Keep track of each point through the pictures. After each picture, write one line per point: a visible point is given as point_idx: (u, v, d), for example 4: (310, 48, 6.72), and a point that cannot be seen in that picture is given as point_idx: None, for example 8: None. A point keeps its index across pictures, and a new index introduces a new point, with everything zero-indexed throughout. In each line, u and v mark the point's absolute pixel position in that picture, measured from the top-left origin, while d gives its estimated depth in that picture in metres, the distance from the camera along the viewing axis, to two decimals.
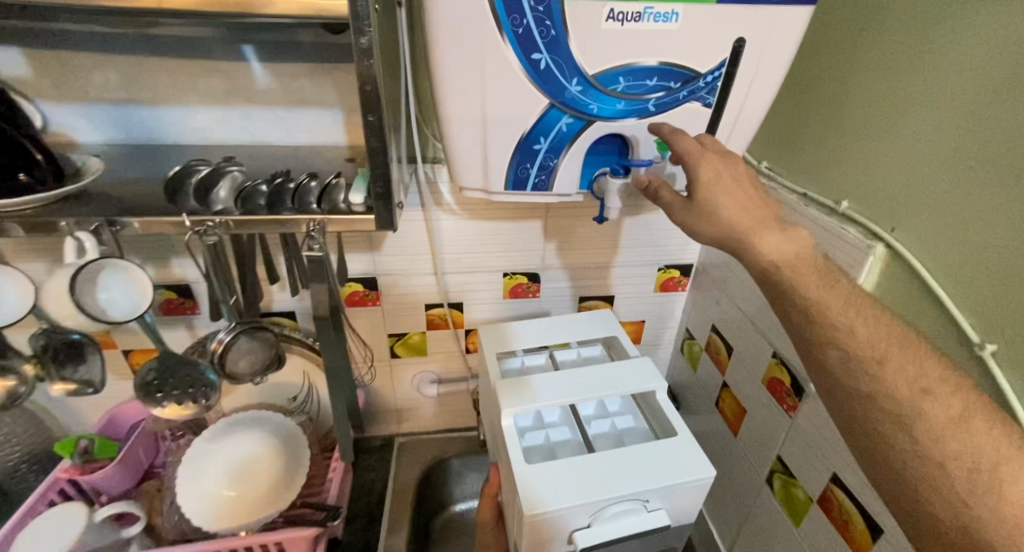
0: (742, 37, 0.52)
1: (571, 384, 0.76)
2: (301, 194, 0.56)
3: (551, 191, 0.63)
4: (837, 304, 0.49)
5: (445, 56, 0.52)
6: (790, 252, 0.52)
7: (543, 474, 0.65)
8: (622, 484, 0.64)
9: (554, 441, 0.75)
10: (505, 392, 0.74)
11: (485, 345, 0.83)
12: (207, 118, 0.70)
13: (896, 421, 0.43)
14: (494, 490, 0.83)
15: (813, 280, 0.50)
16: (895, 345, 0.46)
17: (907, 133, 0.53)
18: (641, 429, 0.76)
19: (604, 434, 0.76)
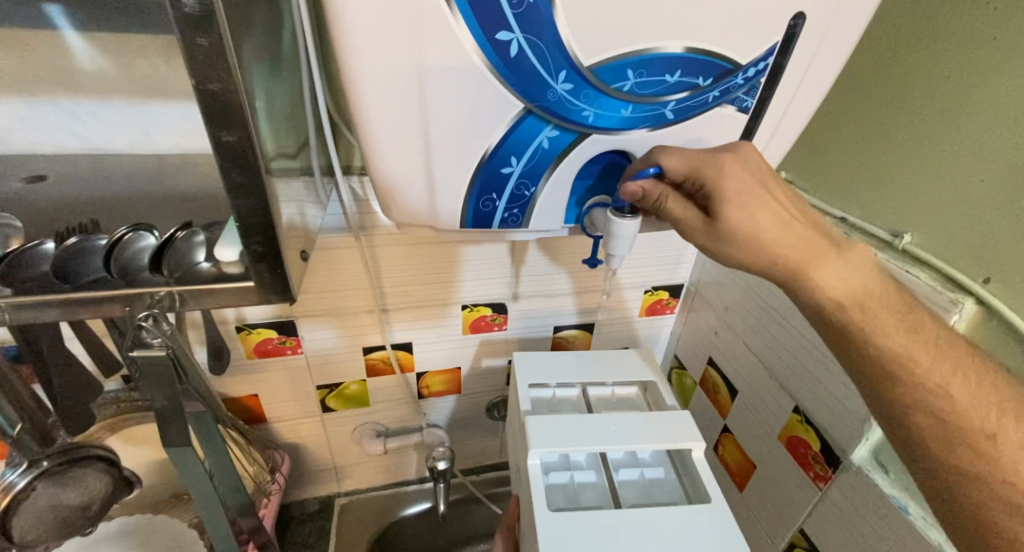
0: (803, 12, 0.34)
1: (607, 426, 0.56)
2: (127, 254, 0.35)
3: (526, 227, 0.46)
4: (925, 356, 0.34)
5: (347, 32, 0.32)
6: (859, 290, 0.36)
7: (543, 520, 0.47)
8: (650, 545, 0.46)
9: (575, 482, 0.54)
10: (533, 423, 0.55)
11: (517, 371, 0.65)
12: (8, 117, 0.47)
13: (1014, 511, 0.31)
14: (511, 522, 0.65)
15: (890, 323, 0.35)
16: (1002, 407, 0.33)
17: (998, 151, 0.39)
18: (670, 485, 0.55)
19: (636, 484, 0.54)
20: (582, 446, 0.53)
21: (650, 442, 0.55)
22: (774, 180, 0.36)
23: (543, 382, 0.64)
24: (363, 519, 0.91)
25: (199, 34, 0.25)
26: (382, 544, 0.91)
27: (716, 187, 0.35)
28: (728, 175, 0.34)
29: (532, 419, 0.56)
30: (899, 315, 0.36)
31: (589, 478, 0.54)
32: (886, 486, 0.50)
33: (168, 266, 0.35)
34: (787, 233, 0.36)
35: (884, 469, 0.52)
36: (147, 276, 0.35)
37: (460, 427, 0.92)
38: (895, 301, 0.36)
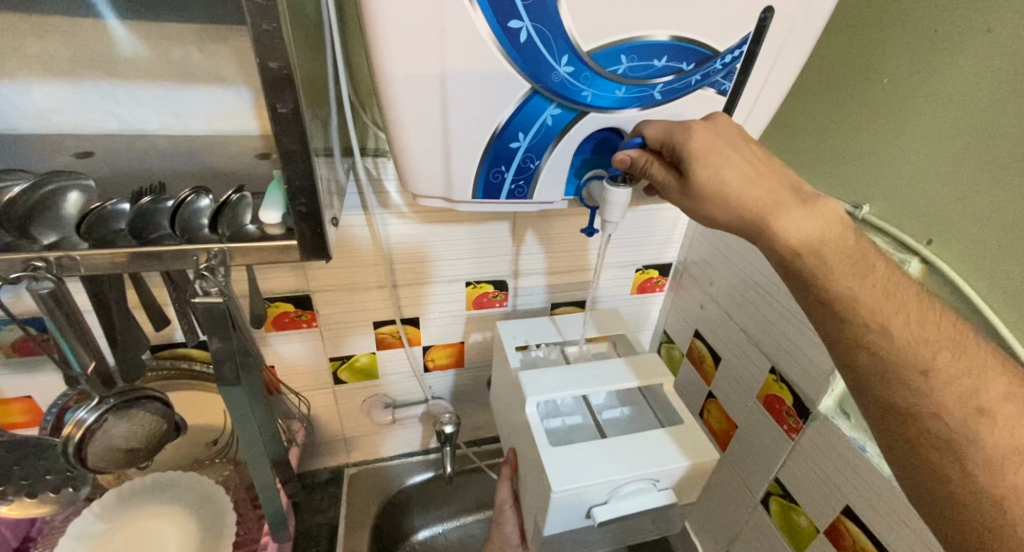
0: (771, 6, 0.40)
1: (591, 375, 0.63)
2: (188, 215, 0.40)
3: (530, 199, 0.51)
4: (870, 296, 0.34)
5: (380, 19, 0.37)
6: (817, 238, 0.37)
7: (548, 455, 0.54)
8: (636, 462, 0.55)
9: (565, 427, 0.64)
10: (528, 378, 0.62)
11: (503, 339, 0.71)
12: (50, 98, 0.51)
13: (939, 445, 0.30)
14: (513, 470, 0.71)
15: (841, 266, 0.35)
16: (944, 345, 0.32)
17: (941, 127, 0.44)
18: (644, 417, 0.66)
19: (618, 419, 0.65)
20: (572, 392, 0.61)
21: (633, 381, 0.63)
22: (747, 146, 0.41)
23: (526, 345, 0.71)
24: (371, 487, 0.97)
25: (266, 20, 0.30)
26: (391, 511, 0.96)
27: (686, 148, 0.39)
28: (696, 138, 0.39)
29: (527, 374, 0.63)
30: (852, 259, 0.35)
31: (575, 419, 0.65)
32: (848, 429, 0.57)
33: (222, 226, 0.40)
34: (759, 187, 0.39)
35: (847, 417, 0.59)
36: (204, 233, 0.39)
37: (463, 400, 0.98)
38: (853, 245, 0.36)
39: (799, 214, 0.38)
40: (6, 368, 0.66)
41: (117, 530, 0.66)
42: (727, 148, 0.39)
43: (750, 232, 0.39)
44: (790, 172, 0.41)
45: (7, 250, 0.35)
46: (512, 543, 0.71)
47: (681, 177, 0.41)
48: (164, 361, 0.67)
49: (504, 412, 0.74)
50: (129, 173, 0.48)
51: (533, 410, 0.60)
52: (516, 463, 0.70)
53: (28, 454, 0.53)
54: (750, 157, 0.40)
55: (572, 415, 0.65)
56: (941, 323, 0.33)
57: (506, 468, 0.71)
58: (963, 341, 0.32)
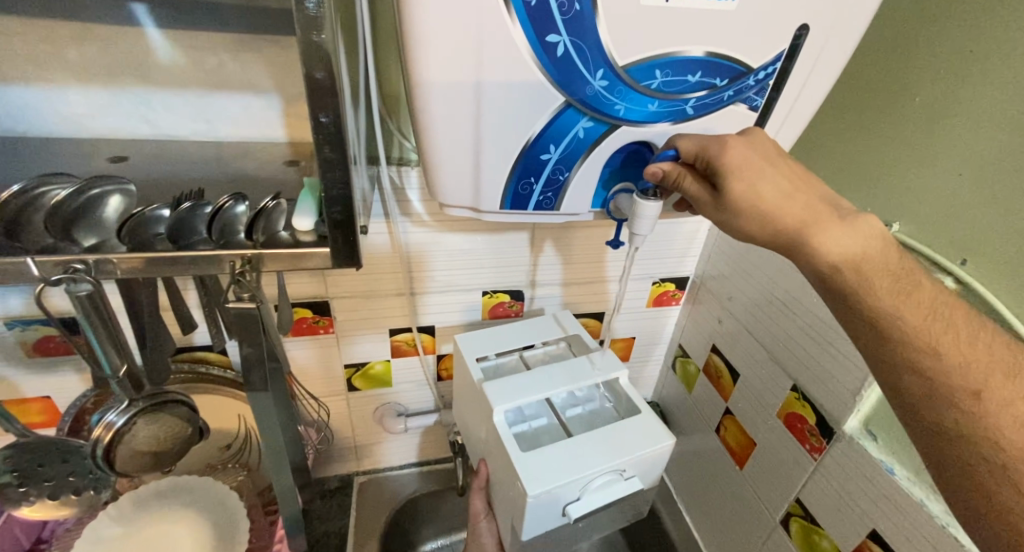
0: (807, 24, 0.40)
1: (550, 377, 0.64)
2: (226, 221, 0.40)
3: (557, 210, 0.51)
4: (915, 316, 0.33)
5: (422, 32, 0.37)
6: (856, 253, 0.36)
7: (519, 461, 0.55)
8: (603, 456, 0.56)
9: (532, 429, 0.63)
10: (493, 387, 0.61)
11: (463, 349, 0.69)
12: (85, 103, 0.52)
13: (991, 471, 0.29)
14: (483, 482, 0.69)
15: (884, 283, 0.35)
16: (996, 366, 0.31)
17: (977, 146, 0.44)
18: (603, 411, 0.67)
19: (581, 416, 0.66)
20: (534, 398, 0.61)
21: (590, 379, 0.64)
22: (782, 161, 0.40)
23: (486, 354, 0.69)
24: (381, 496, 0.96)
25: (315, 31, 0.30)
26: (399, 521, 0.95)
27: (720, 163, 0.39)
28: (731, 152, 0.39)
29: (490, 384, 0.62)
30: (894, 277, 0.35)
31: (539, 422, 0.64)
32: (876, 452, 0.56)
33: (258, 232, 0.40)
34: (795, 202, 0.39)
35: (873, 437, 0.58)
36: (240, 240, 0.40)
37: None
38: (895, 263, 0.36)
39: (837, 229, 0.37)
40: (29, 369, 0.66)
41: (133, 537, 0.66)
42: (763, 163, 0.39)
43: (785, 245, 0.39)
44: (826, 188, 0.40)
45: (48, 252, 0.36)
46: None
47: (714, 192, 0.41)
48: (183, 364, 0.67)
49: (468, 426, 0.72)
50: (161, 177, 0.49)
51: (501, 419, 0.59)
52: (487, 474, 0.68)
53: (47, 458, 0.52)
54: (786, 173, 0.39)
55: (536, 419, 0.64)
56: (992, 343, 0.32)
57: (478, 480, 0.68)
58: (1017, 364, 0.31)
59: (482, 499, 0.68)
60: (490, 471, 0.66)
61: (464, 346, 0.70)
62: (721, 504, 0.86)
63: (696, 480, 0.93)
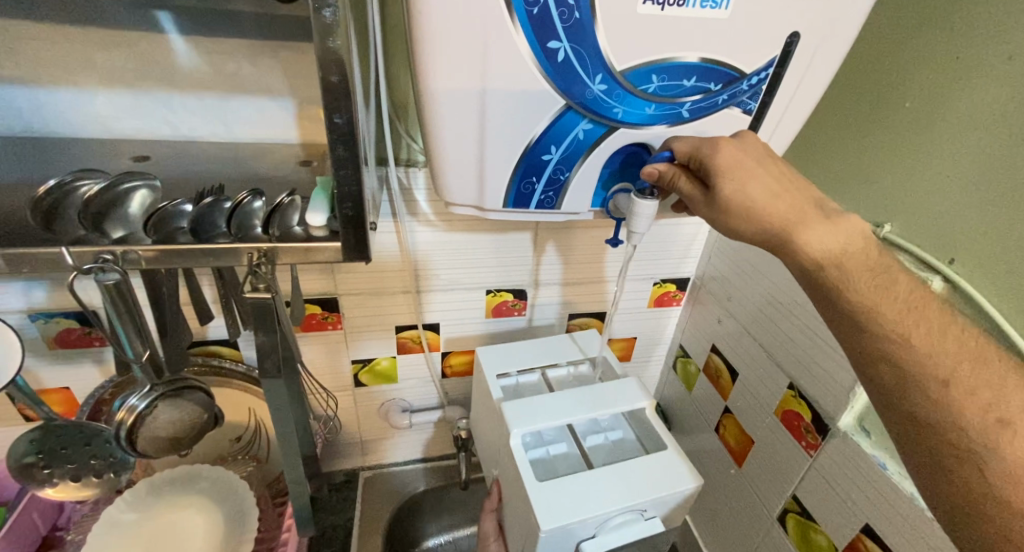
0: (797, 31, 0.42)
1: (572, 403, 0.65)
2: (243, 215, 0.42)
3: (558, 209, 0.53)
4: (890, 309, 0.35)
5: (430, 39, 0.39)
6: (838, 250, 0.38)
7: (535, 493, 0.56)
8: (622, 495, 0.57)
9: (550, 456, 0.64)
10: (512, 408, 0.63)
11: (484, 365, 0.72)
12: (110, 105, 0.54)
13: (957, 454, 0.31)
14: (494, 504, 0.70)
15: (863, 279, 0.36)
16: (963, 357, 0.32)
17: (964, 149, 0.46)
18: (626, 441, 0.67)
19: (604, 445, 0.66)
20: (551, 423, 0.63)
21: (613, 409, 0.65)
22: (772, 162, 0.42)
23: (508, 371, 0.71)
24: (386, 491, 0.98)
25: (331, 38, 0.33)
26: (403, 516, 0.97)
27: (712, 164, 0.41)
28: (721, 154, 0.41)
29: (510, 404, 0.64)
30: (873, 273, 0.36)
31: (559, 447, 0.65)
32: (868, 447, 0.58)
33: (274, 227, 0.42)
34: (783, 202, 0.40)
35: (867, 434, 0.59)
36: (257, 234, 0.42)
37: None
38: (874, 260, 0.37)
39: (821, 227, 0.39)
40: (49, 361, 0.69)
41: (147, 523, 0.69)
42: (752, 164, 0.41)
43: (773, 242, 0.41)
44: (813, 188, 0.42)
45: (80, 243, 0.38)
46: None
47: (707, 191, 0.43)
48: (197, 357, 0.69)
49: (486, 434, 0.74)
50: (181, 175, 0.51)
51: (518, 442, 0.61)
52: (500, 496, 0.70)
53: (74, 439, 0.55)
54: (775, 173, 0.41)
55: (555, 443, 0.65)
56: (961, 335, 0.34)
57: (490, 500, 0.70)
58: (984, 354, 0.33)
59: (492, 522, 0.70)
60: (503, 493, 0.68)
61: (485, 360, 0.73)
62: (720, 503, 0.87)
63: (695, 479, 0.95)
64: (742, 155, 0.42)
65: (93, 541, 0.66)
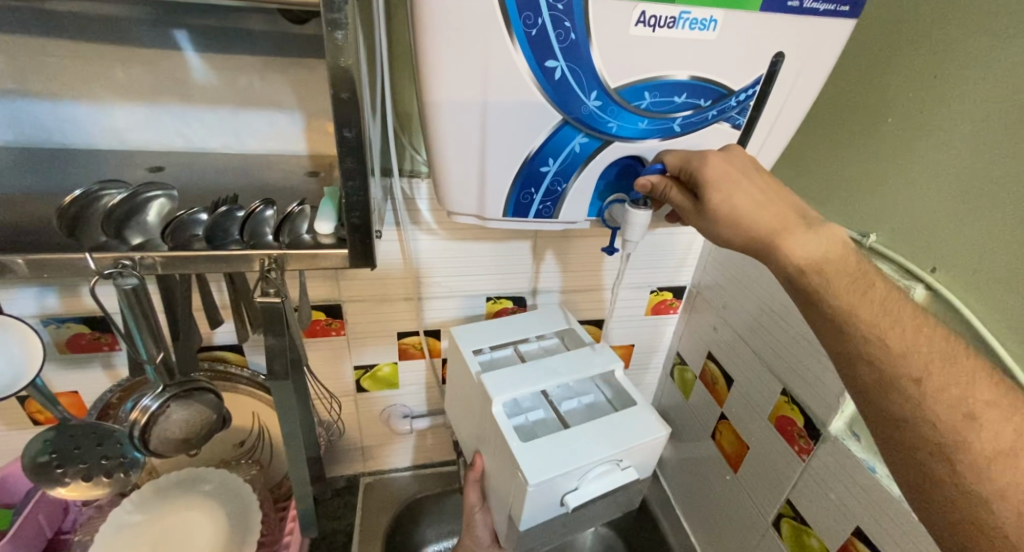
0: (782, 51, 0.45)
1: (546, 370, 0.67)
2: (255, 224, 0.45)
3: (556, 218, 0.55)
4: (868, 311, 0.36)
5: (434, 59, 0.42)
6: (819, 256, 0.40)
7: (519, 452, 0.57)
8: (599, 447, 0.59)
9: (529, 422, 0.65)
10: (490, 380, 0.64)
11: (460, 342, 0.72)
12: (128, 118, 0.57)
13: (931, 449, 0.32)
14: (477, 476, 0.70)
15: (842, 283, 0.38)
16: (935, 357, 0.34)
17: (943, 163, 0.48)
18: (599, 403, 0.69)
19: (578, 409, 0.68)
20: (530, 391, 0.64)
21: (584, 372, 0.68)
22: (758, 173, 0.44)
23: (483, 348, 0.72)
24: (385, 497, 0.99)
25: (342, 58, 0.35)
26: (403, 521, 0.98)
27: (701, 175, 0.43)
28: (709, 165, 0.43)
29: (488, 377, 0.65)
30: (853, 278, 0.38)
31: (536, 414, 0.66)
32: (859, 450, 0.59)
33: (284, 234, 0.45)
34: (768, 210, 0.42)
35: (857, 437, 0.61)
36: (267, 241, 0.44)
37: None
38: (854, 266, 0.39)
39: (804, 235, 0.41)
40: (60, 364, 0.71)
41: (153, 524, 0.71)
42: (739, 175, 0.43)
43: (758, 249, 0.43)
44: (798, 198, 0.44)
45: (101, 249, 0.40)
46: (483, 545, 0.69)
47: (697, 201, 0.45)
48: (204, 363, 0.71)
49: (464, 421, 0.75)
50: (196, 184, 0.54)
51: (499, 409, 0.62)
52: (484, 467, 0.69)
53: (86, 438, 0.56)
54: (760, 184, 0.43)
55: (534, 410, 0.66)
56: (932, 336, 0.35)
57: (472, 473, 0.69)
58: (953, 353, 0.35)
59: (475, 491, 0.69)
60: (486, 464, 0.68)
61: (462, 337, 0.74)
62: (716, 507, 0.88)
63: (692, 485, 0.96)
64: (732, 166, 0.44)
65: (99, 543, 0.67)
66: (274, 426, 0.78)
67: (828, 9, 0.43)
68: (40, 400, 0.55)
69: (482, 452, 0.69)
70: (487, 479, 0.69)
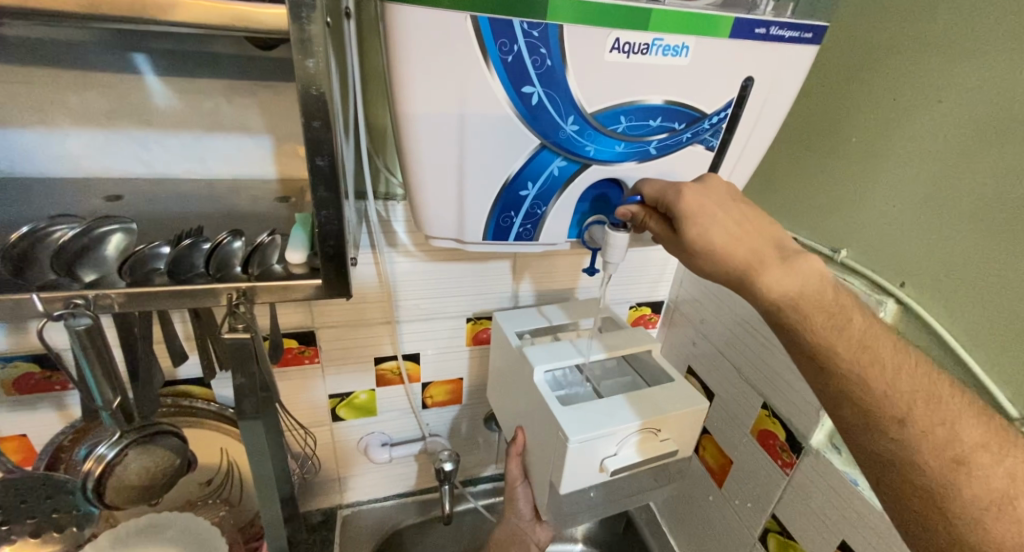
0: (751, 76, 0.46)
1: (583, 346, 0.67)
2: (223, 255, 0.43)
3: (536, 240, 0.55)
4: (848, 350, 0.37)
5: (410, 84, 0.41)
6: (797, 291, 0.40)
7: (558, 412, 0.57)
8: (639, 412, 0.58)
9: (568, 395, 0.65)
10: (532, 352, 0.64)
11: (502, 323, 0.74)
12: (82, 144, 0.54)
13: (922, 493, 0.33)
14: (519, 450, 0.70)
15: (819, 320, 0.39)
16: (917, 396, 0.35)
17: (907, 182, 0.50)
18: (635, 382, 0.69)
19: (613, 385, 0.68)
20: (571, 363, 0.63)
21: (621, 351, 0.67)
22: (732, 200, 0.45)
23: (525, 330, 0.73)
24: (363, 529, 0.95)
25: (314, 86, 0.34)
26: None
27: (678, 209, 0.44)
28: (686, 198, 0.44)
29: (529, 349, 0.65)
30: (830, 314, 0.39)
31: (575, 390, 0.66)
32: (841, 465, 0.60)
33: (253, 266, 0.43)
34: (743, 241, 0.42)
35: (839, 450, 0.61)
36: (236, 273, 0.42)
37: (460, 438, 0.98)
38: (831, 300, 0.40)
39: (781, 267, 0.41)
40: (5, 407, 0.65)
41: None
42: (715, 209, 0.43)
43: (738, 281, 0.43)
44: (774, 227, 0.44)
45: (49, 288, 0.37)
46: (524, 516, 0.73)
47: (675, 231, 0.45)
48: (165, 398, 0.67)
49: (506, 401, 0.75)
50: (156, 213, 0.51)
51: (540, 377, 0.62)
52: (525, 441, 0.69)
53: (27, 495, 0.52)
54: (735, 214, 0.44)
55: (572, 386, 0.66)
56: (914, 373, 0.36)
57: (516, 446, 0.69)
58: (936, 391, 0.35)
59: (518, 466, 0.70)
60: (528, 438, 0.68)
61: (504, 321, 0.75)
62: (700, 521, 0.88)
63: (677, 502, 0.95)
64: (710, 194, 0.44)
65: None
66: (244, 463, 0.74)
67: (792, 36, 0.44)
68: None
69: (523, 425, 0.69)
70: (530, 454, 0.68)
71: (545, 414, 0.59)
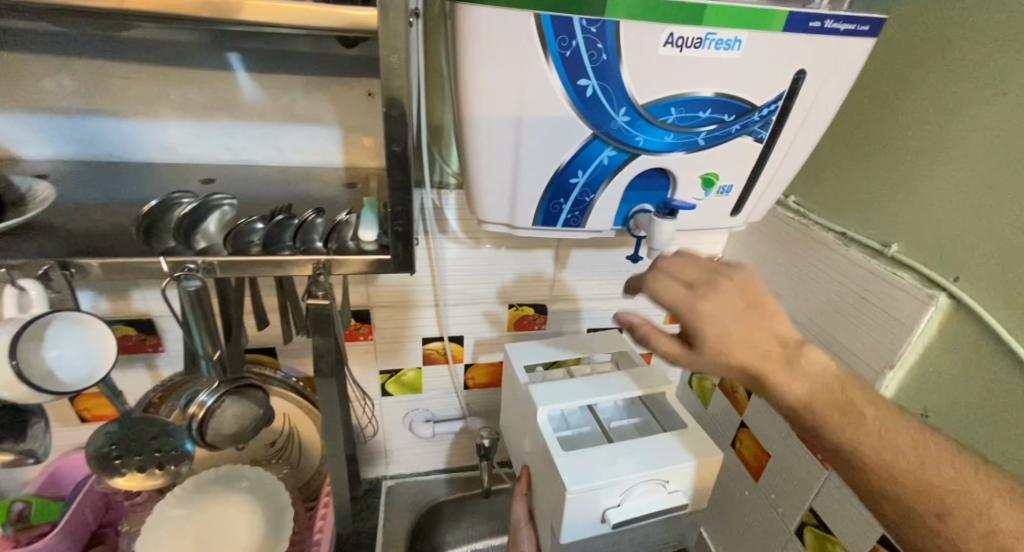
0: (803, 69, 0.47)
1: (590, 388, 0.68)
2: (306, 231, 0.48)
3: (583, 227, 0.58)
4: (870, 444, 0.39)
5: (475, 78, 0.45)
6: (808, 397, 0.41)
7: (558, 459, 0.59)
8: (643, 463, 0.59)
9: (575, 435, 0.68)
10: (537, 390, 0.66)
11: (512, 357, 0.75)
12: (182, 134, 0.61)
13: None
14: (525, 487, 0.71)
15: (834, 419, 0.40)
16: (948, 488, 0.36)
17: (963, 174, 0.49)
18: (646, 423, 0.70)
19: (623, 428, 0.69)
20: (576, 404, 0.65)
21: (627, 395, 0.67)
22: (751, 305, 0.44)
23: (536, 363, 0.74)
24: (406, 500, 1.01)
25: (394, 79, 0.38)
26: (424, 524, 0.99)
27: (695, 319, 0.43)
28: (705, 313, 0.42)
29: (534, 389, 0.67)
30: (842, 410, 0.40)
31: (584, 429, 0.69)
32: None
33: (331, 242, 0.48)
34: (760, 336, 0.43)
35: None
36: (317, 247, 0.47)
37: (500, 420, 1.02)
38: (839, 397, 0.41)
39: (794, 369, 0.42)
40: None
41: (195, 517, 0.74)
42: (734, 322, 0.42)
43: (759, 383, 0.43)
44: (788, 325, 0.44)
45: (169, 252, 0.44)
46: None
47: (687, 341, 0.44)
48: None
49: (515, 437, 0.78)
50: (243, 194, 0.57)
51: (542, 419, 0.64)
52: (530, 478, 0.71)
53: (139, 432, 0.58)
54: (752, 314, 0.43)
55: (580, 425, 0.69)
56: (944, 464, 0.37)
57: (520, 484, 0.71)
58: (968, 482, 0.36)
59: (523, 508, 0.70)
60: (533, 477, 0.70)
61: (516, 352, 0.76)
62: (734, 513, 0.89)
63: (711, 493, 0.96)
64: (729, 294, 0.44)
65: (146, 535, 0.70)
66: (304, 429, 0.80)
67: (847, 29, 0.45)
68: (107, 394, 0.54)
69: (529, 462, 0.71)
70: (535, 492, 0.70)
71: (547, 457, 0.62)
